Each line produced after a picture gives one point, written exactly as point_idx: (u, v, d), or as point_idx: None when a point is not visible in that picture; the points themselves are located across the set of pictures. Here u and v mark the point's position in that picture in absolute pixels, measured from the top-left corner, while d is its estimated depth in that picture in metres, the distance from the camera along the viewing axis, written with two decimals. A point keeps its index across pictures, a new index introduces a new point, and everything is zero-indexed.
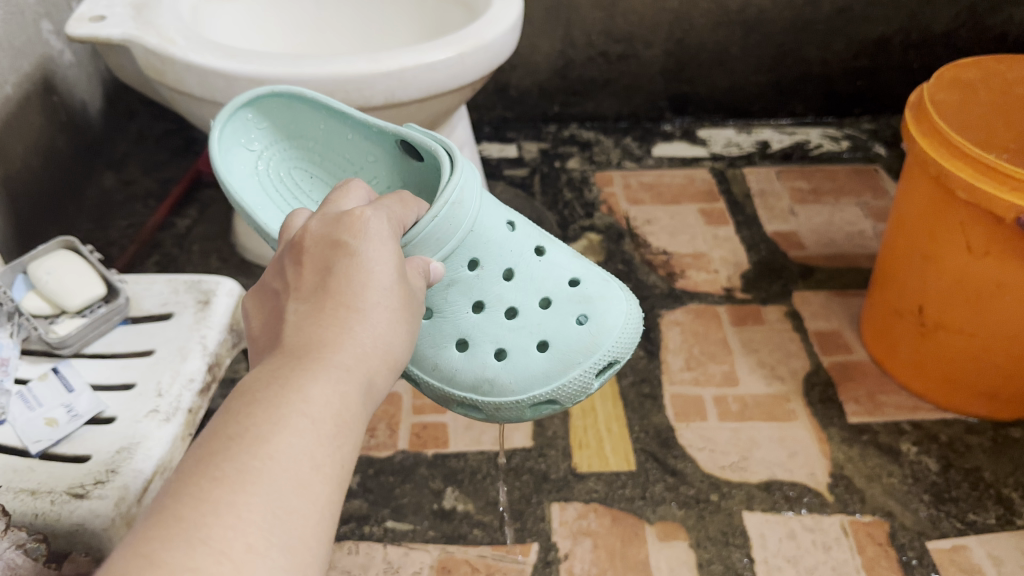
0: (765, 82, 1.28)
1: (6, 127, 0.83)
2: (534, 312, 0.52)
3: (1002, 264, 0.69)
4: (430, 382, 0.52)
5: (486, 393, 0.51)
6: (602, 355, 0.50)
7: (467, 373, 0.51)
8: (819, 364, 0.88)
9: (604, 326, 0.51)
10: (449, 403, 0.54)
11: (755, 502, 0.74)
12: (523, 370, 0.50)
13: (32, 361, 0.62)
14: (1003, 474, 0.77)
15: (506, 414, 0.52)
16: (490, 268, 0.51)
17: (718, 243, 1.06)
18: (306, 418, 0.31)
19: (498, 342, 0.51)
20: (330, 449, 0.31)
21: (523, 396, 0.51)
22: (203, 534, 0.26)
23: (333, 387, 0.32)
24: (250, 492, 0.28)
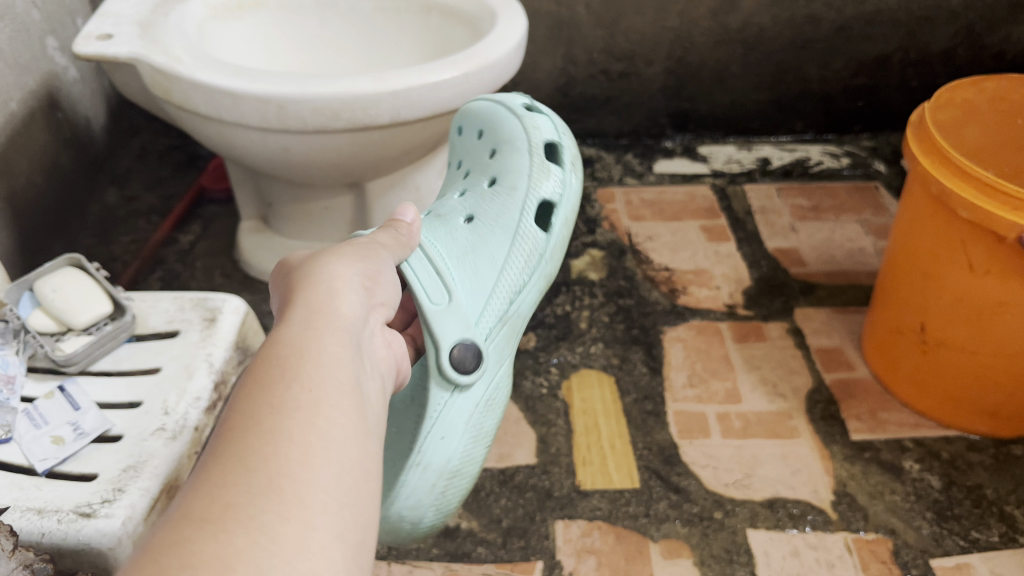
0: (765, 100, 1.29)
1: (12, 143, 0.84)
2: (459, 156, 0.76)
3: (1003, 283, 0.69)
4: (524, 182, 0.67)
5: (520, 132, 0.71)
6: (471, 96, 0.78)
7: (512, 154, 0.69)
8: (820, 382, 0.89)
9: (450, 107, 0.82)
10: (550, 168, 0.69)
11: (759, 520, 0.74)
12: (491, 129, 0.72)
13: (38, 379, 0.62)
14: (1005, 492, 0.77)
15: (541, 125, 0.72)
16: (436, 205, 0.69)
17: (720, 259, 1.06)
18: (247, 389, 0.37)
19: (486, 152, 0.72)
20: (275, 391, 0.36)
21: (509, 103, 0.74)
22: (182, 512, 0.31)
23: (268, 355, 0.39)
24: (214, 458, 0.33)
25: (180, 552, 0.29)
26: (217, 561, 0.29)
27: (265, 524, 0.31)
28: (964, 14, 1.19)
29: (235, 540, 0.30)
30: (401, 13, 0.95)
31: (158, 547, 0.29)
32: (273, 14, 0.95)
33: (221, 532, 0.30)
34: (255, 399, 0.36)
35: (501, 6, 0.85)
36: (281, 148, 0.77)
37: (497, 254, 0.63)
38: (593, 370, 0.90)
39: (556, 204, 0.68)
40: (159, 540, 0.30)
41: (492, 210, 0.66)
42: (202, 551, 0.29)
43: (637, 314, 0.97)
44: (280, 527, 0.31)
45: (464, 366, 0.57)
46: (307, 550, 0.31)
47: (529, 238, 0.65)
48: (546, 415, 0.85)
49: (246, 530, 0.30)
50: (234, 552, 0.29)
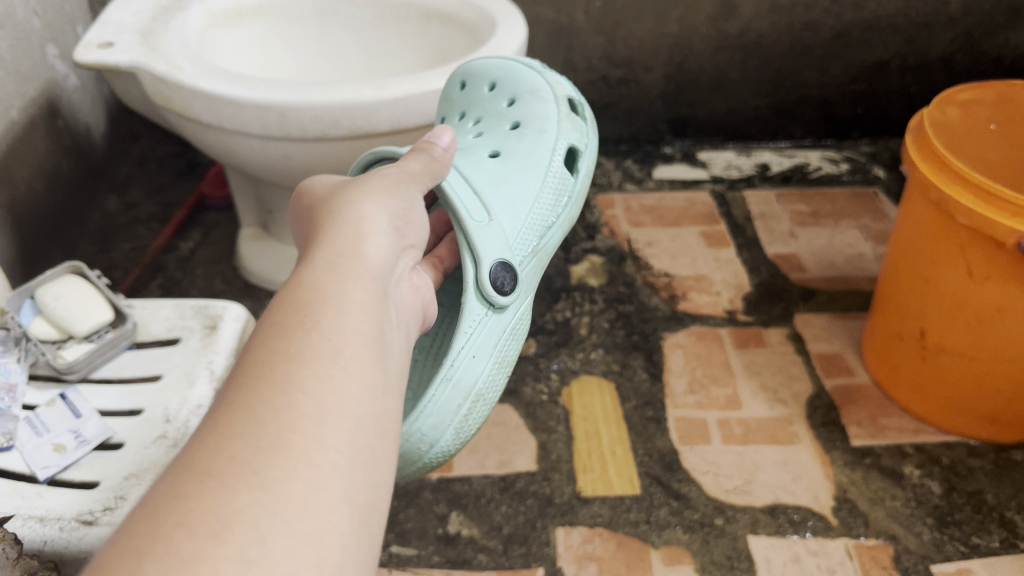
0: (764, 106, 1.29)
1: (13, 151, 0.84)
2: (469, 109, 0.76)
3: (1002, 289, 0.69)
4: (555, 128, 0.70)
5: (540, 89, 0.74)
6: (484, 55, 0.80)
7: (536, 105, 0.72)
8: (821, 388, 0.89)
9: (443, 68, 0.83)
10: (573, 120, 0.72)
11: (760, 526, 0.74)
12: (512, 81, 0.75)
13: (39, 388, 0.62)
14: (1005, 497, 0.77)
15: (560, 83, 0.76)
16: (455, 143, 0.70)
17: (719, 265, 1.06)
18: (269, 337, 0.37)
19: (502, 101, 0.74)
20: (293, 339, 0.37)
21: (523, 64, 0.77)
22: (187, 466, 0.32)
23: (291, 299, 0.40)
24: (226, 409, 0.34)
25: (179, 509, 0.30)
26: (215, 520, 0.29)
27: (268, 482, 0.31)
28: (962, 20, 1.19)
29: (237, 498, 0.30)
30: (402, 21, 0.96)
31: (159, 504, 0.30)
32: (273, 21, 0.95)
33: (222, 487, 0.31)
34: (272, 353, 0.36)
35: (501, 14, 0.85)
36: (281, 156, 0.77)
37: (530, 186, 0.65)
38: (594, 376, 0.90)
39: (579, 150, 0.71)
40: (162, 495, 0.31)
41: (522, 146, 0.68)
42: (201, 509, 0.30)
43: (638, 320, 0.98)
44: (283, 486, 0.31)
45: (502, 287, 0.58)
46: (311, 510, 0.31)
47: (559, 178, 0.68)
48: (547, 421, 0.85)
49: (246, 489, 0.31)
50: (233, 510, 0.30)
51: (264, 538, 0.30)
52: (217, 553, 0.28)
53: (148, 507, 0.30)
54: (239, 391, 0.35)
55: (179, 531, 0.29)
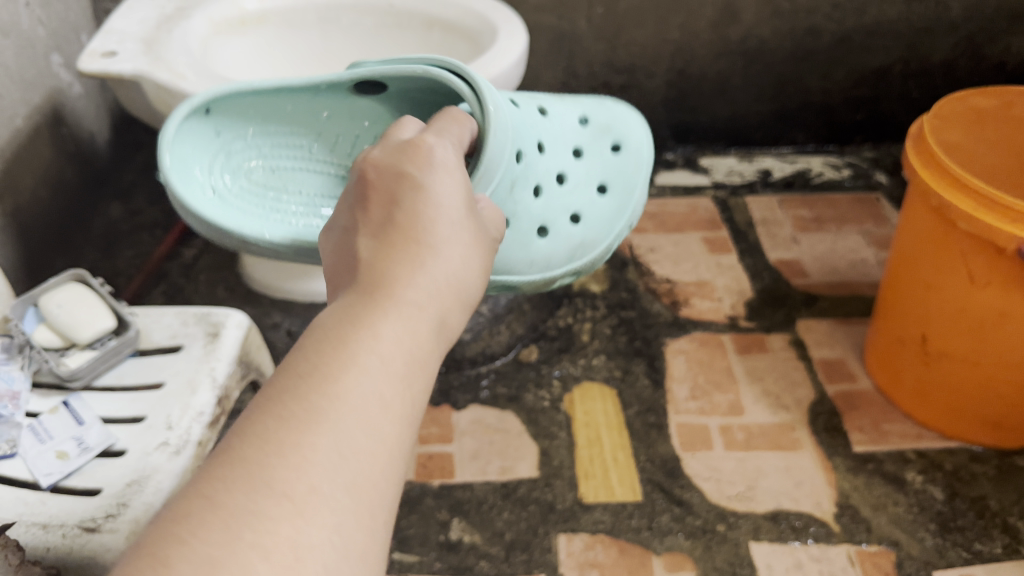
0: (766, 112, 1.29)
1: (17, 159, 0.84)
2: (571, 165, 0.66)
3: (1004, 294, 0.69)
4: (536, 276, 0.62)
5: (580, 256, 0.64)
6: (646, 165, 0.68)
7: (562, 249, 0.63)
8: (823, 393, 0.89)
9: (625, 121, 0.70)
10: (549, 282, 0.64)
11: (761, 532, 0.74)
12: (593, 218, 0.65)
13: (43, 395, 0.63)
14: (1009, 503, 0.77)
15: (597, 260, 0.66)
16: (530, 161, 0.61)
17: (721, 271, 1.06)
18: (375, 357, 0.33)
19: (575, 205, 0.64)
20: (397, 386, 0.33)
21: (613, 229, 0.65)
22: (266, 475, 0.28)
23: (401, 325, 0.35)
24: (314, 427, 0.30)
25: (256, 528, 0.27)
26: (290, 554, 0.27)
27: (341, 524, 0.29)
28: (964, 25, 1.19)
29: (314, 535, 0.28)
30: (403, 28, 0.96)
31: (234, 511, 0.27)
32: (275, 29, 0.96)
33: (298, 517, 0.28)
34: (372, 377, 0.32)
35: (501, 22, 0.85)
36: None
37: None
38: (596, 383, 0.90)
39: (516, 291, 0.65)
40: (235, 499, 0.27)
41: (515, 250, 0.60)
42: (278, 536, 0.27)
43: (639, 326, 0.98)
44: (353, 531, 0.29)
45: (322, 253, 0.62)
46: (367, 561, 0.29)
47: None
48: (549, 427, 0.85)
49: (324, 526, 0.28)
50: (309, 550, 0.27)
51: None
52: None
53: (221, 510, 0.27)
54: (337, 405, 0.31)
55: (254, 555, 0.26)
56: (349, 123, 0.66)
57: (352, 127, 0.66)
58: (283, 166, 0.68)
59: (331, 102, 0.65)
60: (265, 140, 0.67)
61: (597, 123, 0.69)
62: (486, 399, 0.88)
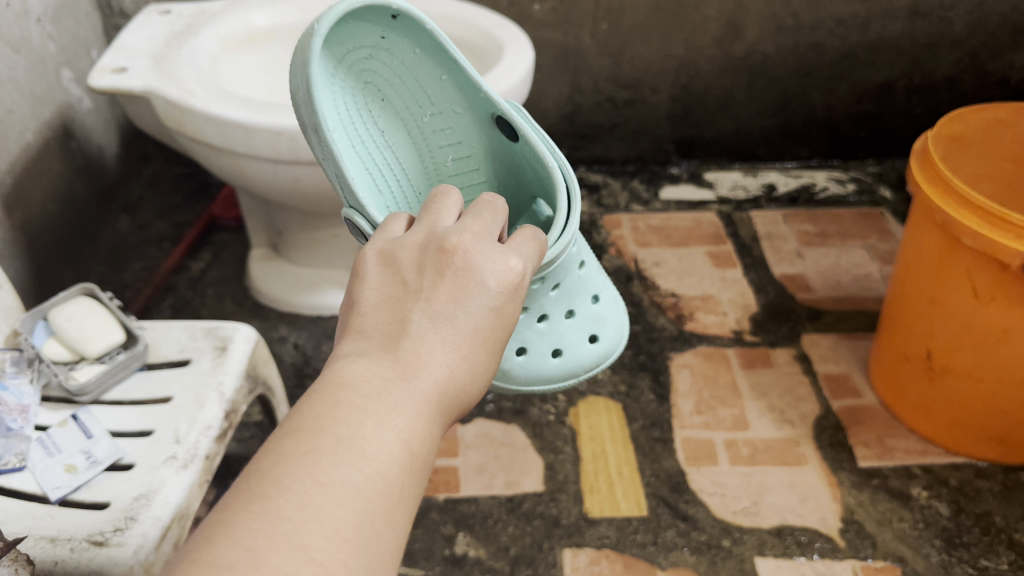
0: (770, 127, 1.30)
1: (27, 173, 0.85)
2: (559, 321, 0.52)
3: (1007, 310, 0.70)
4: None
5: (492, 376, 0.50)
6: (599, 372, 0.54)
7: None
8: (828, 409, 0.89)
9: (618, 330, 0.55)
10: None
11: (766, 547, 0.74)
12: (521, 371, 0.51)
13: (52, 408, 0.63)
14: (1014, 519, 0.77)
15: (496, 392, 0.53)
16: (545, 284, 0.49)
17: (726, 285, 1.07)
18: (408, 450, 0.31)
19: (523, 342, 0.51)
20: (418, 483, 0.31)
21: (525, 389, 0.51)
22: (302, 538, 0.27)
23: (431, 422, 0.32)
24: (348, 509, 0.28)
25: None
26: None
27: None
28: (967, 41, 1.19)
29: None
30: None
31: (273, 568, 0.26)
32: (284, 45, 0.96)
33: None
34: (401, 476, 0.30)
35: (508, 40, 0.86)
36: (292, 179, 0.78)
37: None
38: (601, 397, 0.91)
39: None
40: (274, 556, 0.26)
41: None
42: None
43: (645, 341, 0.98)
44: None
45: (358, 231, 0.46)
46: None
47: None
48: (554, 441, 0.85)
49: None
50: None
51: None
52: None
53: (261, 565, 0.25)
54: (371, 490, 0.29)
55: None
56: (468, 128, 0.55)
57: (465, 141, 0.56)
58: (387, 106, 0.55)
59: (472, 110, 0.54)
60: (401, 74, 0.54)
61: (604, 303, 0.55)
62: (491, 413, 0.89)
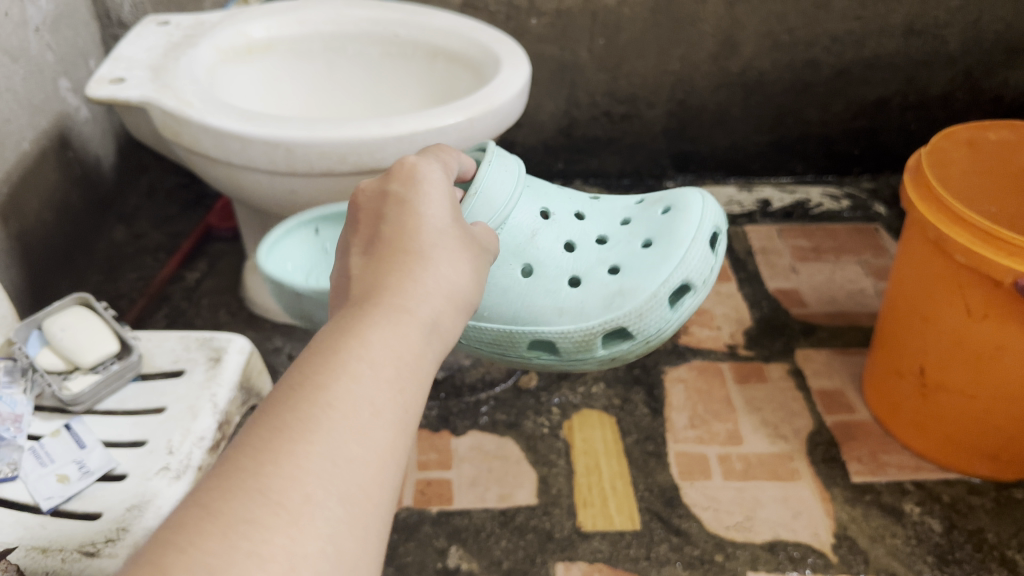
0: (765, 142, 1.31)
1: (24, 182, 0.85)
2: (618, 230, 0.62)
3: (1000, 327, 0.70)
4: (565, 328, 0.57)
5: (622, 303, 0.56)
6: (701, 219, 0.59)
7: (594, 296, 0.57)
8: (821, 424, 0.89)
9: (680, 195, 0.63)
10: (592, 345, 0.58)
11: (760, 562, 0.74)
12: (633, 277, 0.57)
13: (45, 418, 0.63)
14: (1006, 536, 0.77)
15: (651, 323, 0.57)
16: (561, 216, 0.62)
17: (721, 299, 1.07)
18: (364, 365, 0.33)
19: (614, 264, 0.59)
20: (389, 394, 0.33)
21: (655, 284, 0.56)
22: (260, 483, 0.28)
23: (389, 335, 0.35)
24: (309, 441, 0.30)
25: (252, 536, 0.27)
26: (286, 561, 0.27)
27: (336, 535, 0.29)
28: (962, 59, 1.20)
29: (308, 543, 0.28)
30: (408, 57, 0.97)
31: (230, 518, 0.27)
32: (283, 57, 0.97)
33: (293, 527, 0.28)
34: (363, 388, 0.33)
35: (506, 54, 0.87)
36: (288, 191, 0.79)
37: (491, 314, 0.58)
38: (595, 411, 0.91)
39: (560, 357, 0.60)
40: (232, 507, 0.28)
41: (537, 296, 0.58)
42: (274, 544, 0.27)
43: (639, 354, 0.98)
44: (346, 541, 0.29)
45: None
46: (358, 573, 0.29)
47: (509, 336, 0.59)
48: (548, 455, 0.85)
49: (321, 529, 0.28)
50: (304, 559, 0.27)
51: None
52: None
53: (214, 517, 0.27)
54: (328, 418, 0.31)
55: (251, 561, 0.26)
56: None
57: None
58: None
59: None
60: None
61: (651, 200, 0.64)
62: (485, 426, 0.89)
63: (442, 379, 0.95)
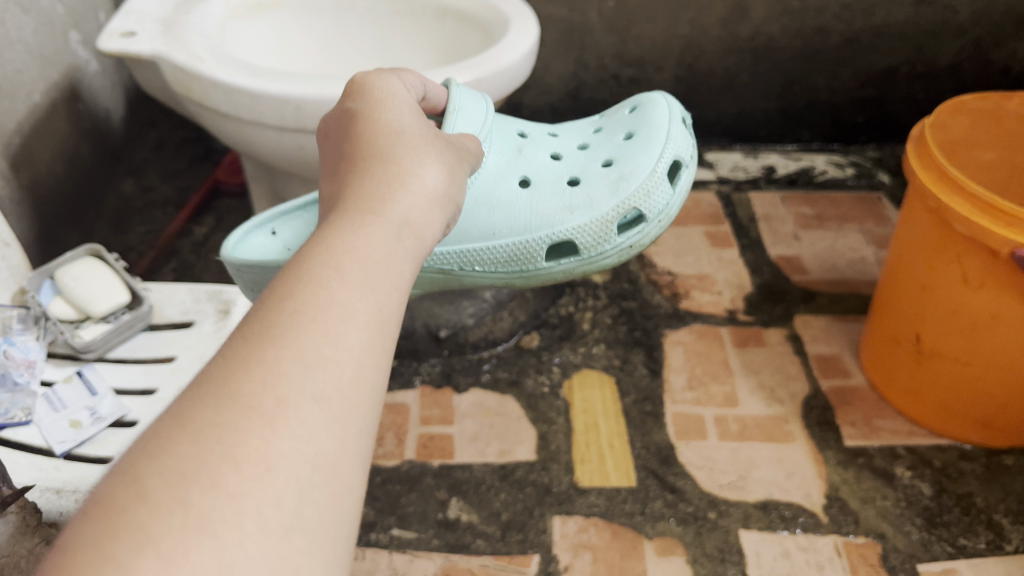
0: (772, 109, 1.31)
1: (34, 133, 0.86)
2: (594, 138, 0.66)
3: (996, 296, 0.71)
4: (581, 221, 0.58)
5: (627, 182, 0.58)
6: (668, 109, 0.64)
7: (597, 185, 0.59)
8: (817, 388, 0.90)
9: (640, 99, 0.68)
10: (610, 234, 0.58)
11: (751, 520, 0.76)
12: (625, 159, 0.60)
13: (57, 364, 0.64)
14: (994, 500, 0.79)
15: (659, 199, 0.59)
16: (537, 136, 0.65)
17: (722, 265, 1.08)
18: (331, 267, 0.34)
19: (604, 158, 0.62)
20: (359, 292, 0.34)
21: (651, 164, 0.59)
22: (231, 390, 0.29)
23: (356, 238, 0.36)
24: (277, 344, 0.30)
25: (223, 438, 0.27)
26: (259, 459, 0.27)
27: (312, 434, 0.29)
28: (972, 30, 1.20)
29: (282, 444, 0.28)
30: (417, 16, 0.97)
31: (199, 425, 0.27)
32: (292, 13, 0.97)
33: (266, 427, 0.28)
34: (332, 288, 0.33)
35: (515, 15, 0.87)
36: (297, 148, 0.79)
37: (502, 229, 0.59)
38: (595, 371, 0.92)
39: (579, 258, 0.60)
40: (201, 413, 0.28)
41: (544, 200, 0.59)
42: (246, 445, 0.27)
43: (640, 317, 1.00)
44: (324, 440, 0.29)
45: None
46: (340, 472, 0.30)
47: (525, 248, 0.59)
48: (548, 413, 0.87)
49: (296, 427, 0.29)
50: (279, 457, 0.28)
51: (301, 490, 0.28)
52: (260, 495, 0.27)
53: (187, 423, 0.27)
54: (296, 322, 0.31)
55: (224, 462, 0.27)
56: None
57: None
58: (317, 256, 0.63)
59: None
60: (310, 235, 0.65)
61: (613, 113, 0.69)
62: (487, 383, 0.91)
63: (445, 337, 0.93)
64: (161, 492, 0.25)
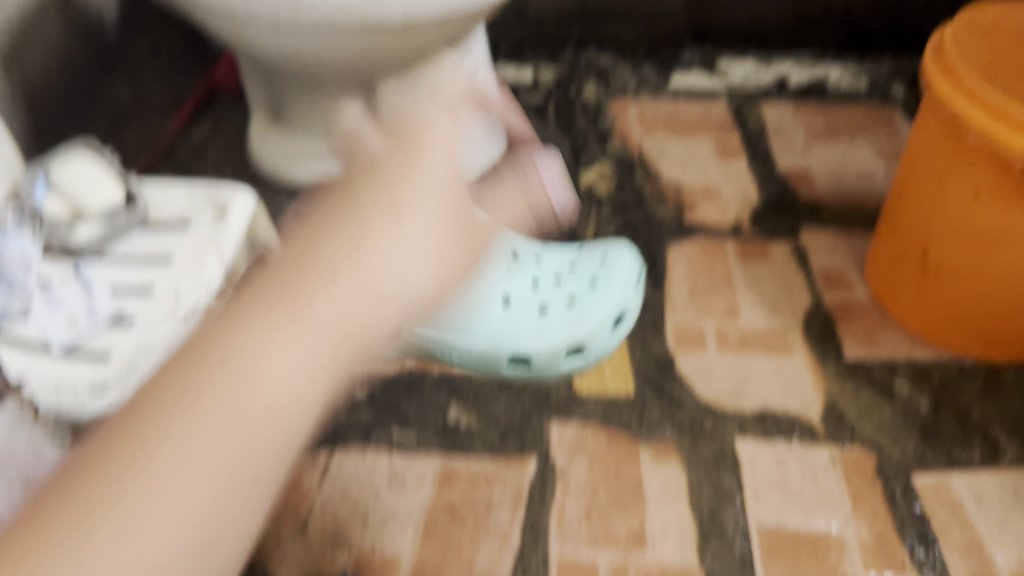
0: (787, 18, 1.27)
1: (24, 30, 0.84)
2: (567, 273, 0.85)
3: (1005, 212, 0.70)
4: (542, 346, 0.78)
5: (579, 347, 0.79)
6: (630, 271, 0.83)
7: (559, 329, 0.78)
8: (820, 302, 0.90)
9: (617, 249, 0.87)
10: (558, 358, 0.78)
11: (748, 430, 0.77)
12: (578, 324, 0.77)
13: (53, 262, 0.62)
14: (991, 415, 0.79)
15: (601, 342, 0.80)
16: (520, 264, 0.84)
17: (729, 177, 1.06)
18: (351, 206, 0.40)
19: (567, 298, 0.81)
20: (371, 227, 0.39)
21: (601, 318, 0.79)
22: (226, 333, 0.36)
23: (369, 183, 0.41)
24: (279, 285, 0.37)
25: (207, 376, 0.35)
26: (230, 393, 0.34)
27: (295, 363, 0.36)
28: None
29: (254, 377, 0.35)
30: None
31: (189, 366, 0.35)
32: None
33: (247, 362, 0.35)
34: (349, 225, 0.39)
35: None
36: (294, 48, 0.77)
37: (474, 343, 0.78)
38: None
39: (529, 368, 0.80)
40: (202, 352, 0.36)
41: (516, 322, 0.78)
42: (222, 379, 0.35)
43: (644, 229, 0.98)
44: (301, 368, 0.36)
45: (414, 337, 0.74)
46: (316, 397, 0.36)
47: (496, 359, 0.78)
48: None
49: (278, 360, 0.35)
50: (245, 390, 0.34)
51: (271, 417, 0.35)
52: (227, 424, 0.34)
53: (189, 361, 0.35)
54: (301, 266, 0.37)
55: (204, 400, 0.34)
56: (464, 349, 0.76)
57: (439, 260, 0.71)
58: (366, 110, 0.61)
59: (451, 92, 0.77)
60: None
61: (588, 245, 0.89)
62: None
63: None
64: (173, 432, 0.33)
